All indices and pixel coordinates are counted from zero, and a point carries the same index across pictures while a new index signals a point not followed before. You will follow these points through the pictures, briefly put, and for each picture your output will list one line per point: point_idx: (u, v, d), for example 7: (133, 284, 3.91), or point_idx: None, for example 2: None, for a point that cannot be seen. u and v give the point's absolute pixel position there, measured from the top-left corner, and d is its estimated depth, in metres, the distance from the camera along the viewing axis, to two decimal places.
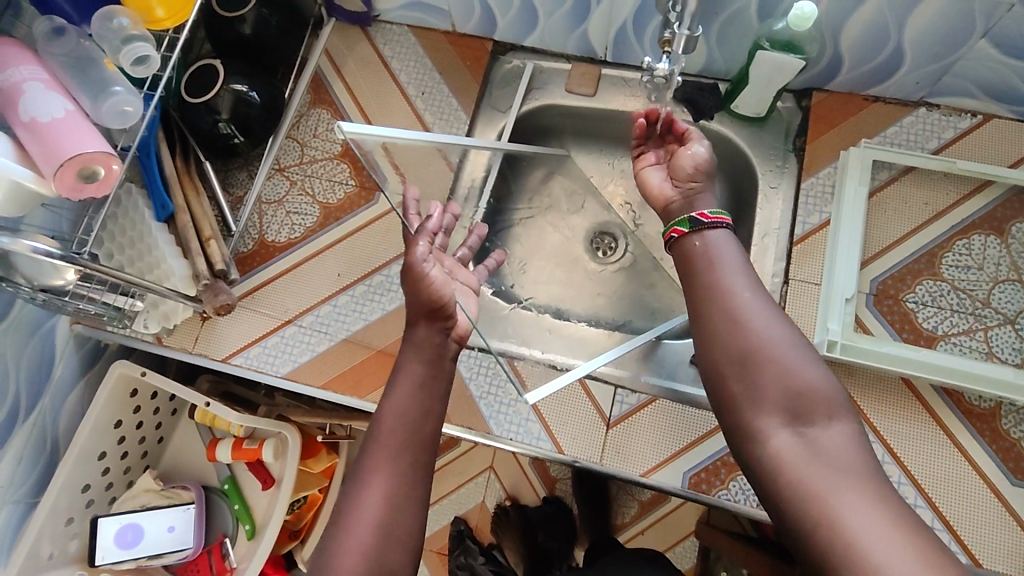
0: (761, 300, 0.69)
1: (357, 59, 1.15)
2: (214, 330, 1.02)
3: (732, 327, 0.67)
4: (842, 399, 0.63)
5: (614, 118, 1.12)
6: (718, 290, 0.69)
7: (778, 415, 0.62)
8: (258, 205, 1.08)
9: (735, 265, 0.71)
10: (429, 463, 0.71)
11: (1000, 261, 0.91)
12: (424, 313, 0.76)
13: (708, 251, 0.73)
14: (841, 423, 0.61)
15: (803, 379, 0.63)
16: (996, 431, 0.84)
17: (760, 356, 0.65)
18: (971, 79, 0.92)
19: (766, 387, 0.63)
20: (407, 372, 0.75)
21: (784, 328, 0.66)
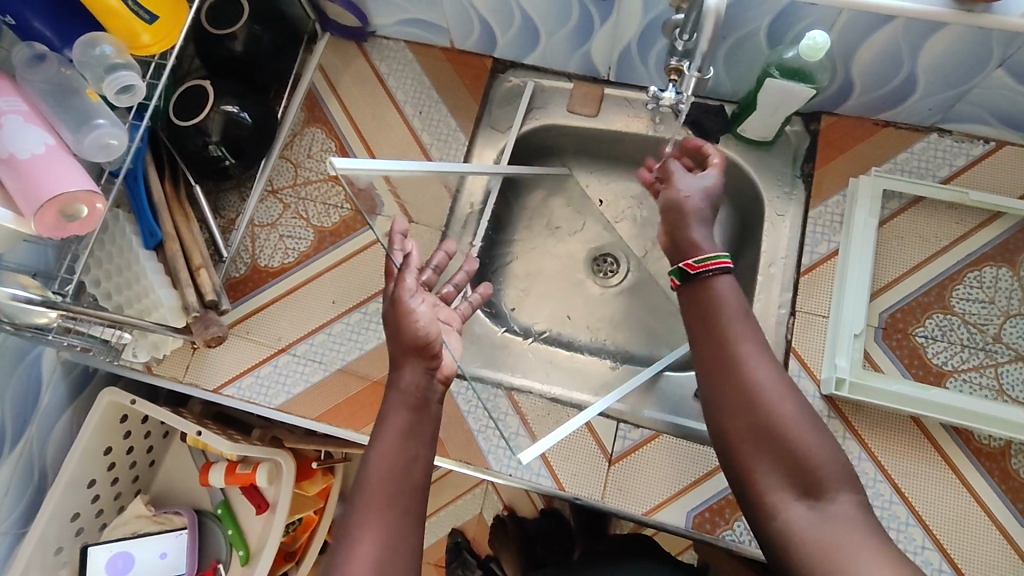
0: (766, 361, 0.66)
1: (352, 75, 1.12)
2: (206, 359, 0.99)
3: (737, 395, 0.64)
4: (844, 466, 0.62)
5: (617, 139, 1.10)
6: (727, 357, 0.66)
7: (787, 484, 0.61)
8: (251, 228, 1.05)
9: (745, 324, 0.68)
10: (420, 513, 0.65)
11: (1012, 294, 0.88)
12: (412, 351, 0.70)
13: (714, 308, 0.69)
14: (848, 491, 0.60)
15: (809, 448, 0.61)
16: (1005, 470, 0.82)
17: (770, 426, 0.62)
18: (986, 107, 0.89)
19: (775, 457, 0.62)
20: (392, 416, 0.68)
21: (788, 392, 0.64)
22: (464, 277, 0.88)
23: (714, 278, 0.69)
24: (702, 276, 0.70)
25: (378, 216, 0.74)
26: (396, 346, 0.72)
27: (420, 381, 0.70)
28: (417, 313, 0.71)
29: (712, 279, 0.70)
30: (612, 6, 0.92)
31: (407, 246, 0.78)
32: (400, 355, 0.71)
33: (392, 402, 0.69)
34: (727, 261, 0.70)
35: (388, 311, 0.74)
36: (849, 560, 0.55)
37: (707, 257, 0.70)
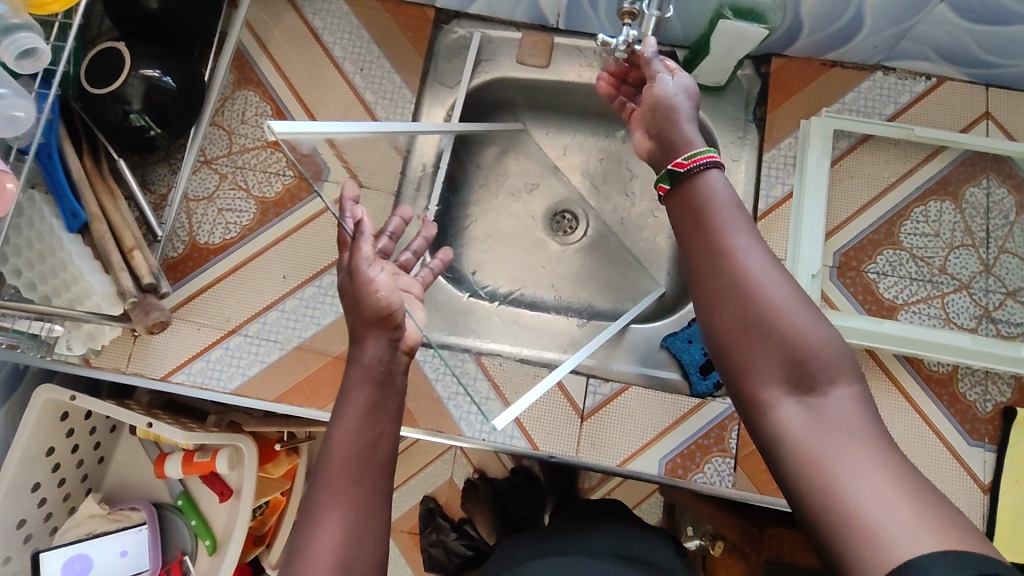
0: (760, 251, 0.55)
1: (284, 31, 1.04)
2: (150, 348, 0.93)
3: (723, 285, 0.54)
4: (847, 357, 0.51)
5: (569, 90, 1.08)
6: (713, 247, 0.56)
7: (778, 380, 0.50)
8: (185, 203, 0.98)
9: (733, 210, 0.58)
10: (388, 491, 0.60)
11: (955, 227, 0.91)
12: (373, 323, 0.65)
13: (701, 201, 0.59)
14: (844, 383, 0.49)
15: (805, 338, 0.50)
16: (953, 394, 0.86)
17: (760, 316, 0.52)
18: (927, 43, 0.90)
19: (765, 350, 0.51)
20: (353, 390, 0.63)
21: (783, 279, 0.53)
22: (423, 244, 0.84)
23: (703, 173, 0.59)
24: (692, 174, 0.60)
25: (325, 181, 0.68)
26: (357, 319, 0.66)
27: (383, 355, 0.65)
28: (376, 283, 0.66)
29: (699, 172, 0.60)
30: None
31: (355, 212, 0.72)
32: (361, 329, 0.66)
33: (353, 377, 0.63)
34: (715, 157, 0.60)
35: (345, 282, 0.69)
36: (840, 463, 0.45)
37: (695, 154, 0.60)
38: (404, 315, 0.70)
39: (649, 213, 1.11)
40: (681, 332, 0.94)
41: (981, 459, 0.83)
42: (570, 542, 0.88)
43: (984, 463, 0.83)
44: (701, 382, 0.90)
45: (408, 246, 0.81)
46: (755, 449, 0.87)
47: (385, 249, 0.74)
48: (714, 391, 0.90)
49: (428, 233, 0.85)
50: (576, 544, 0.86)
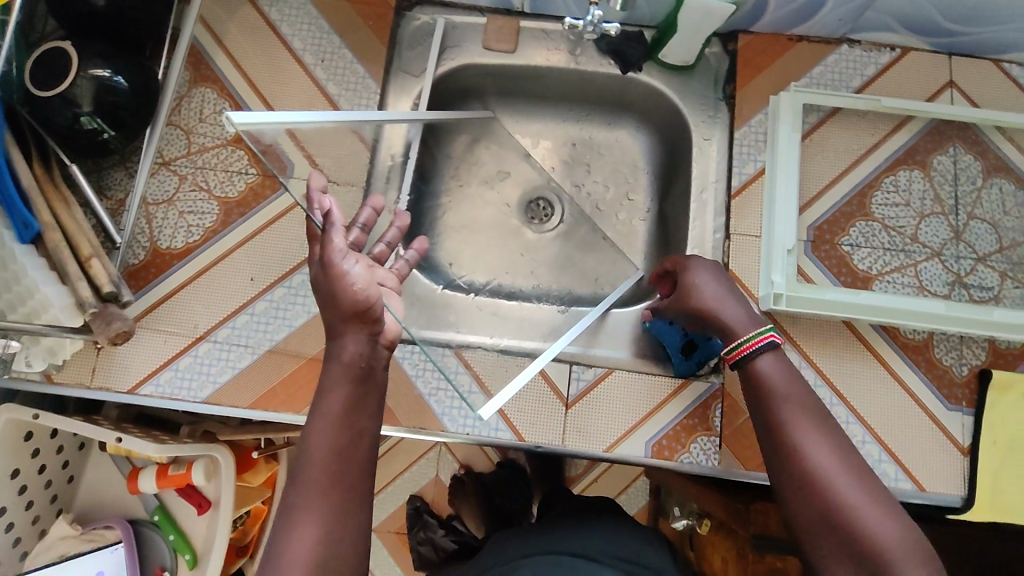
0: (825, 435, 0.58)
1: (240, 24, 1.00)
2: (115, 359, 0.89)
3: (791, 474, 0.56)
4: (921, 546, 0.52)
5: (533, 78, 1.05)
6: (778, 430, 0.59)
7: (854, 572, 0.52)
8: (144, 207, 0.94)
9: (796, 397, 0.60)
10: (368, 490, 0.59)
11: (925, 196, 0.92)
12: (350, 318, 0.62)
13: (764, 386, 0.62)
14: (925, 573, 0.50)
15: (877, 529, 0.52)
16: (930, 360, 0.87)
17: (830, 505, 0.54)
18: (891, 14, 0.91)
19: (838, 542, 0.53)
20: (333, 388, 0.60)
21: (851, 472, 0.55)
22: (395, 235, 0.82)
23: (756, 356, 0.63)
24: (747, 358, 0.64)
25: (291, 178, 0.67)
26: (334, 312, 0.62)
27: (364, 351, 0.62)
28: (351, 279, 0.63)
29: (755, 356, 0.63)
30: None
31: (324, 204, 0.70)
32: (339, 323, 0.62)
33: (331, 373, 0.60)
34: (771, 336, 0.64)
35: (318, 278, 0.65)
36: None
37: (747, 337, 0.64)
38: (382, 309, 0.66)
39: (623, 196, 1.10)
40: None
41: (959, 423, 0.85)
42: (562, 535, 0.87)
43: (963, 426, 0.84)
44: (683, 363, 0.89)
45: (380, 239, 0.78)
46: (740, 427, 0.87)
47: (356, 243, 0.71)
48: (696, 371, 0.89)
49: (402, 225, 0.84)
50: (568, 539, 0.85)
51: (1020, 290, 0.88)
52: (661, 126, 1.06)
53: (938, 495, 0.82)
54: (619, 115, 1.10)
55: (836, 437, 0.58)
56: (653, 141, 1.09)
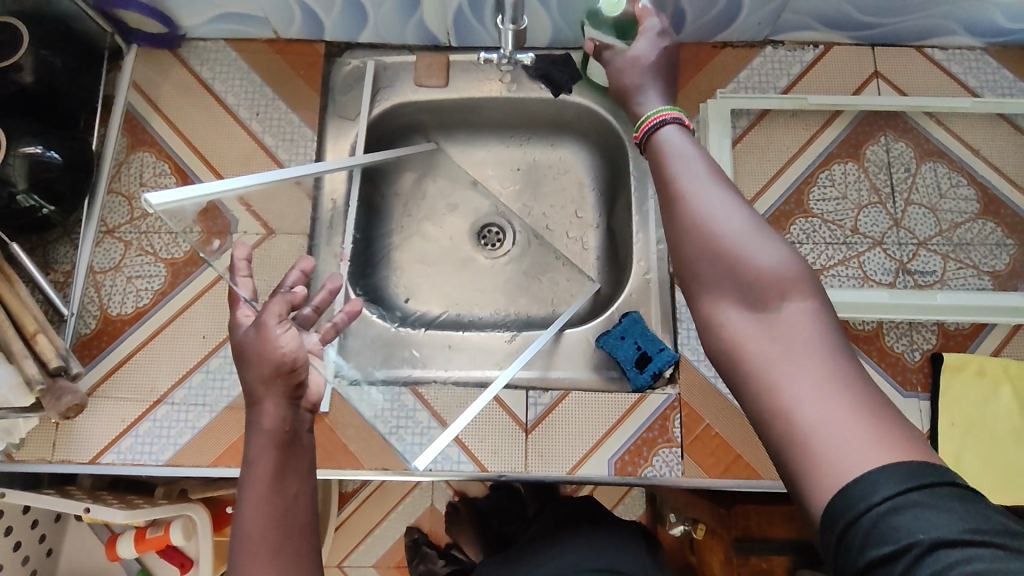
0: (715, 178, 0.52)
1: (173, 86, 1.02)
2: (74, 431, 0.89)
3: (676, 220, 0.50)
4: (807, 277, 0.47)
5: (472, 106, 1.06)
6: (668, 181, 0.52)
7: (733, 300, 0.47)
8: (92, 276, 0.95)
9: (689, 154, 0.54)
10: (313, 552, 0.59)
11: (861, 186, 0.93)
12: (265, 385, 0.63)
13: (661, 151, 0.55)
14: (803, 299, 0.45)
15: (760, 261, 0.46)
16: (882, 349, 0.87)
17: (711, 239, 0.48)
18: (808, 13, 0.92)
19: (720, 278, 0.47)
20: (257, 460, 0.60)
21: (739, 210, 0.49)
22: (328, 296, 0.83)
23: (654, 129, 0.57)
24: (649, 135, 0.58)
25: (234, 234, 0.74)
26: (253, 379, 0.63)
27: (285, 415, 0.62)
28: (280, 342, 0.65)
29: (655, 129, 0.58)
30: None
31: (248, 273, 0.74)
32: (258, 389, 0.63)
33: (256, 446, 0.60)
34: (675, 114, 0.58)
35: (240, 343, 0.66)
36: (785, 372, 0.43)
37: (649, 115, 0.59)
38: (307, 371, 0.69)
39: (571, 214, 1.10)
40: (613, 329, 0.93)
41: (917, 408, 0.85)
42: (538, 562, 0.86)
43: (920, 411, 0.85)
44: (639, 376, 0.90)
45: (314, 301, 0.79)
46: (700, 434, 0.87)
47: (293, 305, 0.72)
48: (653, 383, 0.90)
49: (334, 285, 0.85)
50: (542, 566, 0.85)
51: (963, 270, 0.89)
52: (600, 142, 1.07)
53: None
54: (558, 135, 1.10)
55: (728, 182, 0.52)
56: (595, 159, 1.09)
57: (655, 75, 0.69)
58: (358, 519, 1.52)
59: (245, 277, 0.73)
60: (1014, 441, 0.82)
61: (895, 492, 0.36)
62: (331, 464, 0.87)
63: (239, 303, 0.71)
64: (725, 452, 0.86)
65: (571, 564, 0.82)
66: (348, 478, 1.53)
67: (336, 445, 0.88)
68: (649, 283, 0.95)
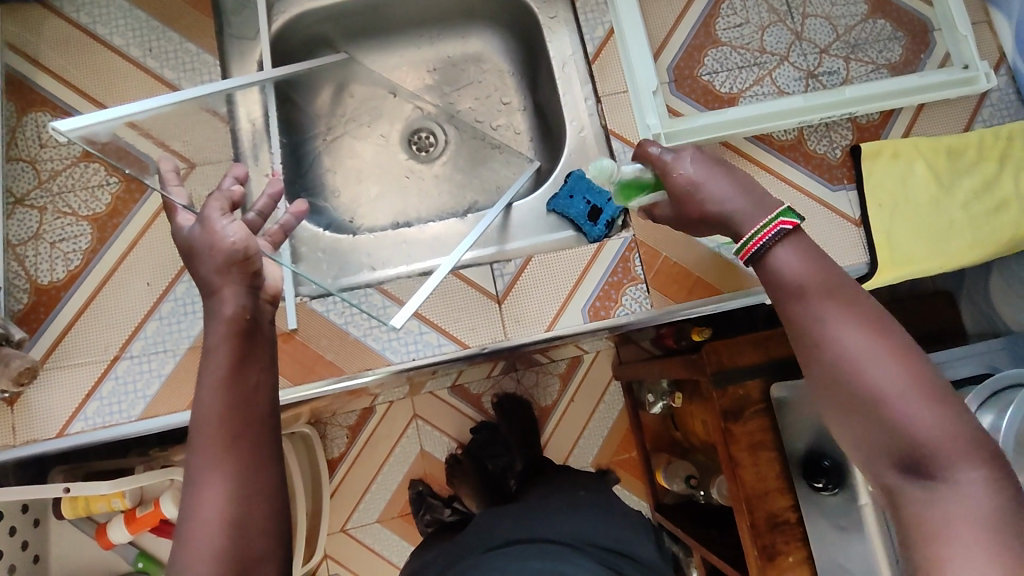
0: (858, 320, 0.52)
1: (51, 39, 0.94)
2: (32, 409, 0.84)
3: (828, 373, 0.53)
4: (971, 437, 0.49)
5: (374, 7, 1.03)
6: (806, 326, 0.54)
7: (898, 465, 0.51)
8: (11, 250, 0.89)
9: (822, 288, 0.54)
10: (273, 441, 0.58)
11: (761, 10, 0.97)
12: (223, 274, 0.61)
13: (791, 284, 0.55)
14: (972, 469, 0.48)
15: (921, 435, 0.49)
16: (807, 154, 0.93)
17: (868, 406, 0.51)
18: None
19: (882, 444, 0.51)
20: (216, 348, 0.58)
21: (892, 362, 0.51)
22: (271, 202, 0.81)
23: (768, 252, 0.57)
24: (759, 254, 0.58)
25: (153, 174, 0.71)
26: (208, 271, 0.62)
27: (245, 303, 0.61)
28: (227, 232, 0.64)
29: (767, 251, 0.57)
30: None
31: (178, 193, 0.71)
32: (214, 279, 0.61)
33: (213, 333, 0.58)
34: (790, 223, 0.57)
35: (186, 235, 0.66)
36: (944, 548, 0.46)
37: (759, 228, 0.57)
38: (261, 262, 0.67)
39: (497, 102, 1.10)
40: (560, 190, 0.95)
41: (846, 199, 0.92)
42: (546, 520, 0.85)
43: (850, 202, 0.92)
44: (594, 228, 0.93)
45: (256, 207, 0.77)
46: (661, 268, 0.91)
47: (233, 202, 0.72)
48: (608, 232, 0.93)
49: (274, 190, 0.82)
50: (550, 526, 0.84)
51: (865, 68, 0.95)
52: (510, 24, 1.08)
53: (844, 268, 0.90)
54: (468, 26, 1.10)
55: (880, 321, 0.53)
56: (509, 42, 1.10)
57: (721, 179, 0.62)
58: (354, 478, 1.42)
59: (176, 186, 0.71)
60: (936, 210, 0.89)
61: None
62: (314, 377, 0.87)
63: (178, 211, 0.70)
64: (686, 278, 0.90)
65: (570, 535, 0.82)
66: (332, 442, 1.42)
67: (314, 358, 0.87)
68: (585, 141, 0.97)
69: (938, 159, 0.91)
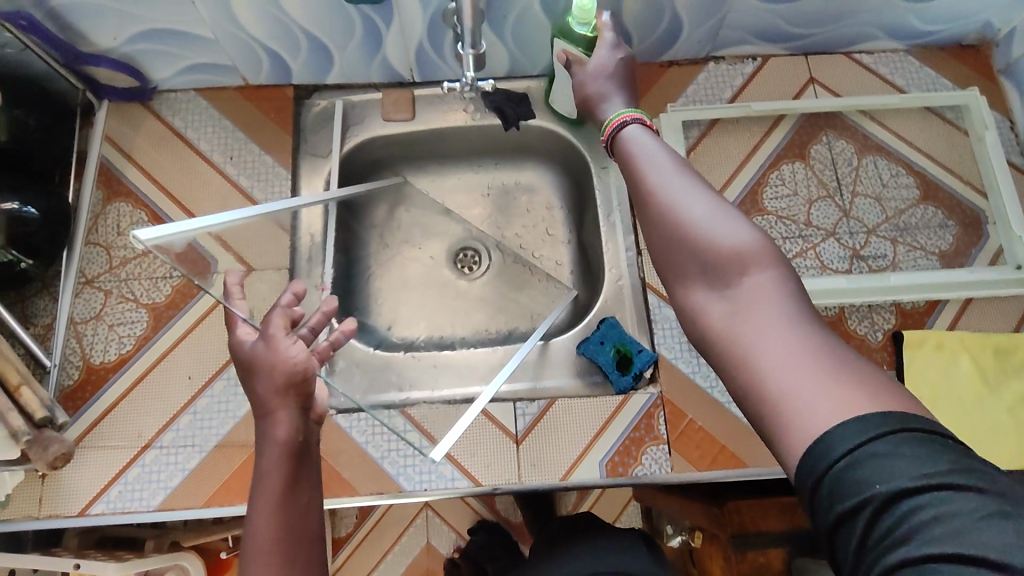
0: (685, 177, 0.58)
1: (146, 136, 1.04)
2: (61, 485, 0.88)
3: (658, 230, 0.56)
4: (765, 244, 0.51)
5: (439, 136, 1.10)
6: (645, 194, 0.59)
7: (702, 280, 0.52)
8: (72, 327, 0.95)
9: (665, 166, 0.60)
10: (320, 563, 0.57)
11: (810, 184, 0.98)
12: (280, 395, 0.61)
13: (636, 170, 0.61)
14: (764, 271, 0.50)
15: (719, 244, 0.52)
16: (847, 332, 0.91)
17: (680, 232, 0.54)
18: (745, 29, 0.98)
19: (694, 269, 0.53)
20: (269, 472, 0.58)
21: (709, 197, 0.55)
22: (322, 318, 0.85)
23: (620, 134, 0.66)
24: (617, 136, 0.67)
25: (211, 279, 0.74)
26: (264, 391, 0.62)
27: (298, 426, 0.61)
28: (289, 351, 0.65)
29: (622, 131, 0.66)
30: (391, 9, 0.90)
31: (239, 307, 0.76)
32: (268, 402, 0.61)
33: (266, 458, 0.58)
34: (630, 116, 0.68)
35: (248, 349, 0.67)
36: None
37: (616, 116, 0.68)
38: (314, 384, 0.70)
39: (543, 232, 1.14)
40: (592, 335, 0.96)
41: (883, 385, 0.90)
42: None
43: None
44: (622, 379, 0.93)
45: (310, 323, 0.81)
46: (684, 430, 0.90)
47: (293, 319, 0.75)
48: (635, 384, 0.93)
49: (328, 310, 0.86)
50: None
51: (913, 253, 0.95)
52: (564, 162, 1.12)
53: None
54: (525, 158, 1.15)
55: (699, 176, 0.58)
56: (562, 179, 1.14)
57: (619, 87, 0.77)
58: (353, 567, 1.32)
59: (240, 299, 0.76)
60: (982, 405, 0.86)
61: (859, 440, 0.39)
62: (327, 493, 0.87)
63: (238, 322, 0.74)
64: (709, 444, 0.89)
65: None
66: (340, 522, 1.34)
67: (330, 475, 0.89)
68: (622, 290, 0.99)
69: (984, 354, 0.89)
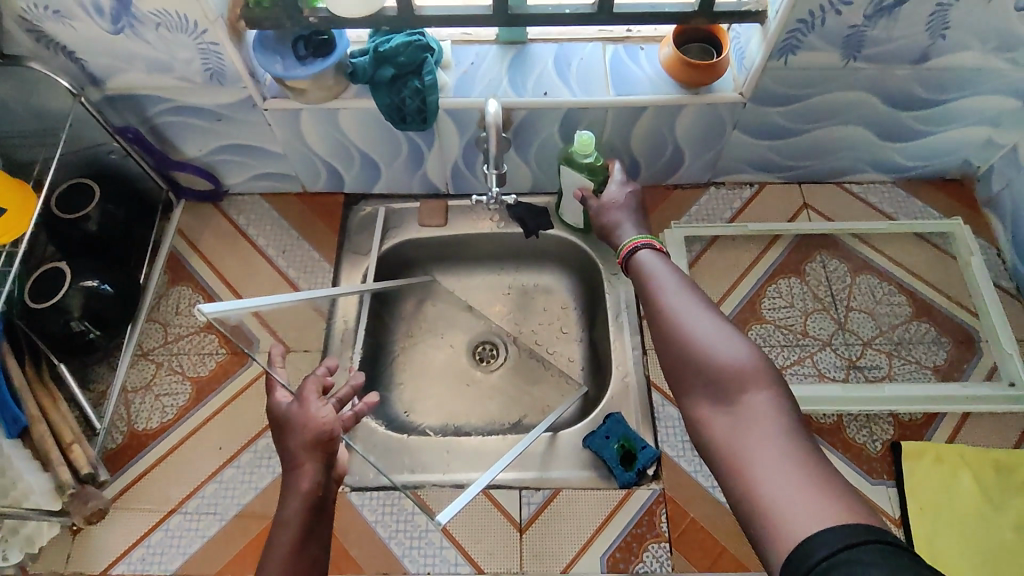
0: (694, 307, 0.72)
1: (212, 231, 1.19)
2: (90, 542, 0.94)
3: (672, 349, 0.69)
4: (762, 369, 0.63)
5: (467, 241, 1.22)
6: (660, 318, 0.72)
7: (708, 395, 0.64)
8: (123, 394, 1.05)
9: (678, 296, 0.74)
10: None
11: (805, 297, 1.06)
12: (308, 449, 0.69)
13: (653, 297, 0.76)
14: (759, 390, 0.62)
15: (723, 365, 0.64)
16: (845, 440, 0.94)
17: (690, 354, 0.67)
18: (742, 160, 1.10)
19: (701, 387, 0.65)
20: (290, 520, 0.66)
21: (713, 325, 0.68)
22: (350, 391, 0.93)
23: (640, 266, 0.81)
24: (638, 266, 0.83)
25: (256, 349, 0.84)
26: (294, 445, 0.69)
27: (320, 479, 0.68)
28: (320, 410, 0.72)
29: (642, 264, 0.82)
30: (433, 134, 1.06)
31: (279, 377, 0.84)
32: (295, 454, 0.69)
33: (289, 506, 0.66)
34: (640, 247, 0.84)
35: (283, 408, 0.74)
36: None
37: (633, 244, 0.85)
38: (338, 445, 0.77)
39: (558, 331, 1.22)
40: (599, 428, 1.00)
41: (885, 495, 0.91)
42: None
43: (890, 498, 0.90)
44: (625, 473, 0.96)
45: (338, 394, 0.89)
46: (685, 529, 0.92)
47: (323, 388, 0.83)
48: (638, 480, 0.96)
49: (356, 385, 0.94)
50: None
51: (908, 366, 1.00)
52: (579, 268, 1.22)
53: None
54: (544, 263, 1.26)
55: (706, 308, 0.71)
56: (577, 284, 1.24)
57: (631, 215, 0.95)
58: None
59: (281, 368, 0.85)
60: (983, 527, 0.86)
61: (834, 548, 0.48)
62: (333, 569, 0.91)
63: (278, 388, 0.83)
64: (710, 547, 0.91)
65: None
66: None
67: (339, 552, 0.92)
68: (629, 386, 1.04)
69: (986, 471, 0.90)
